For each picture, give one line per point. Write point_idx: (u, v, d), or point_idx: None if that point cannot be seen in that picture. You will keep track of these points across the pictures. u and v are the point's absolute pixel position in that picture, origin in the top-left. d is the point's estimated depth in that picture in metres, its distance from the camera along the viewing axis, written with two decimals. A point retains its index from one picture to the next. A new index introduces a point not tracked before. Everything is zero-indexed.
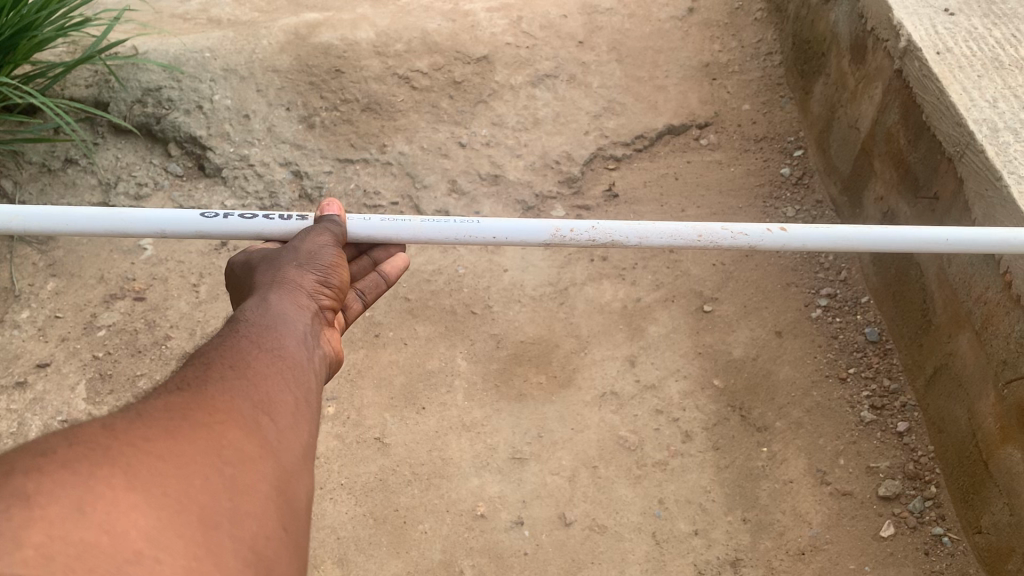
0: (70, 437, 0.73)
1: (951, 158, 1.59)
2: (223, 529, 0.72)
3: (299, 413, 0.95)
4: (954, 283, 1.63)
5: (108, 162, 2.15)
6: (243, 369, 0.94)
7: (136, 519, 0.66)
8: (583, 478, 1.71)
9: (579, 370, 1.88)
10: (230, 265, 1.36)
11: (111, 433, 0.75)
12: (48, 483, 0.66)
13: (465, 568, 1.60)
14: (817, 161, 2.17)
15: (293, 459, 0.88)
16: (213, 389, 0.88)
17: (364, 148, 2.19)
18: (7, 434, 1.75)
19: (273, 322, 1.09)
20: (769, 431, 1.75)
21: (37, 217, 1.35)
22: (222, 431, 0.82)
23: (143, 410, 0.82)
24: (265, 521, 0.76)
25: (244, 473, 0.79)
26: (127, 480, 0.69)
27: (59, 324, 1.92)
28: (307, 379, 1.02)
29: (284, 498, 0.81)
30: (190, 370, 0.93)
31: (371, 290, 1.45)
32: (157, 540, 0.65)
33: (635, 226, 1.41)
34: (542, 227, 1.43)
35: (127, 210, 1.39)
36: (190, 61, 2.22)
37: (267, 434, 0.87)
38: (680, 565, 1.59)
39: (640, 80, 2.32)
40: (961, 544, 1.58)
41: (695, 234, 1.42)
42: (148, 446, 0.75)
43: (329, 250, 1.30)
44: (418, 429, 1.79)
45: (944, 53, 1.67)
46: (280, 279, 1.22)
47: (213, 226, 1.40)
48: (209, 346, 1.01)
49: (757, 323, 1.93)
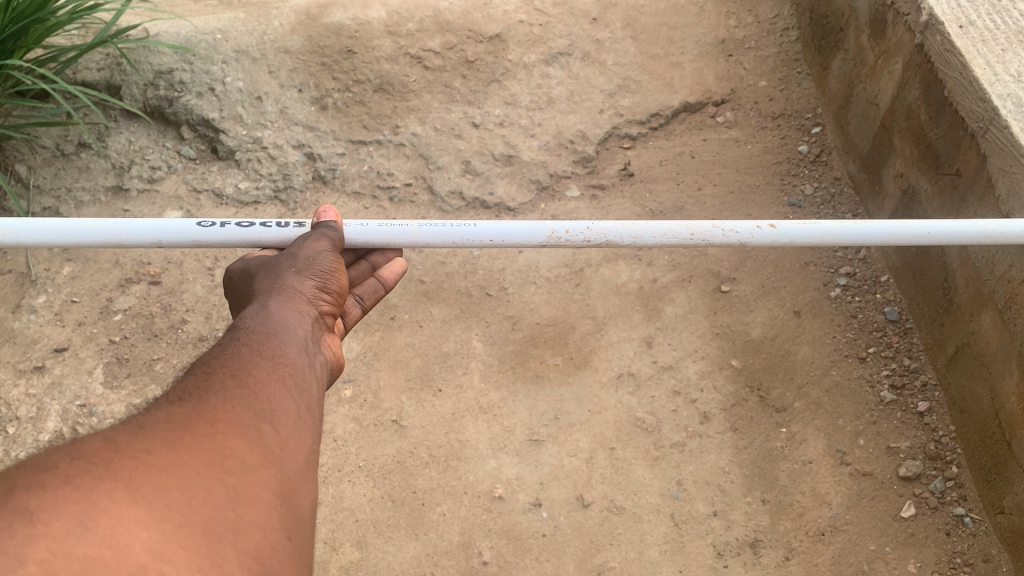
0: (71, 452, 0.73)
1: (974, 134, 1.56)
2: (227, 540, 0.71)
3: (301, 421, 0.94)
4: (977, 260, 1.60)
5: (121, 146, 2.15)
6: (244, 377, 0.94)
7: (140, 533, 0.65)
8: (601, 459, 1.70)
9: (595, 352, 1.86)
10: (228, 274, 1.35)
11: (113, 447, 0.75)
12: (50, 499, 0.65)
13: (483, 550, 1.60)
14: (835, 137, 2.14)
15: (296, 466, 0.87)
16: (214, 399, 0.88)
17: (377, 129, 2.17)
18: (26, 419, 1.76)
19: (274, 330, 1.09)
20: (788, 411, 1.73)
21: (31, 230, 1.34)
22: (224, 441, 0.81)
23: (144, 422, 0.81)
24: (270, 532, 0.76)
25: (248, 483, 0.79)
26: (130, 494, 0.69)
27: (76, 308, 1.93)
28: (309, 386, 1.01)
29: (287, 506, 0.81)
30: (191, 380, 0.92)
31: (369, 295, 1.44)
32: (161, 553, 0.65)
33: (629, 225, 1.42)
34: (536, 228, 1.43)
35: (121, 220, 1.38)
36: (201, 43, 2.20)
37: (270, 443, 0.86)
38: (699, 547, 1.58)
39: (655, 57, 2.29)
40: (984, 524, 1.56)
41: (688, 231, 1.43)
42: (149, 459, 0.74)
43: (327, 256, 1.29)
44: (434, 411, 1.79)
45: (967, 26, 1.63)
46: (279, 287, 1.21)
47: (209, 236, 1.40)
48: (209, 356, 1.00)
49: (776, 302, 1.90)
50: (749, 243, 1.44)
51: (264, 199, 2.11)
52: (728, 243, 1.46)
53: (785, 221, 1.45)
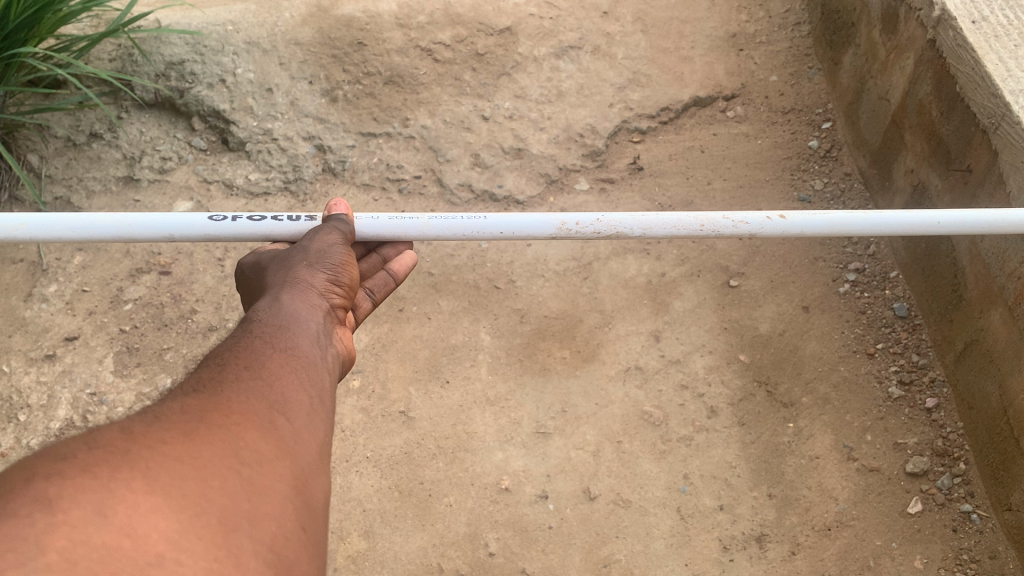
0: (88, 441, 0.74)
1: (986, 129, 1.55)
2: (242, 530, 0.72)
3: (315, 413, 0.95)
4: (987, 257, 1.60)
5: (132, 136, 2.16)
6: (258, 369, 0.95)
7: (157, 522, 0.66)
8: (608, 452, 1.70)
9: (603, 345, 1.86)
10: (239, 267, 1.37)
11: (129, 436, 0.76)
12: (70, 487, 0.66)
13: (490, 541, 1.61)
14: (846, 133, 2.13)
15: (310, 458, 0.88)
16: (228, 391, 0.88)
17: (387, 122, 2.18)
18: (36, 407, 1.77)
19: (287, 322, 1.09)
20: (795, 406, 1.73)
21: (43, 224, 1.35)
22: (239, 432, 0.82)
23: (159, 413, 0.82)
24: (284, 522, 0.77)
25: (261, 474, 0.79)
26: (146, 483, 0.70)
27: (86, 298, 1.94)
28: (321, 378, 1.02)
29: (301, 497, 0.81)
30: (205, 372, 0.93)
31: (380, 288, 1.45)
32: (178, 543, 0.66)
33: (639, 218, 1.42)
34: (547, 221, 1.43)
35: (132, 215, 1.39)
36: (212, 34, 2.21)
37: (284, 434, 0.87)
38: (705, 541, 1.59)
39: (666, 51, 2.29)
40: (990, 521, 1.56)
41: (698, 223, 1.43)
42: (166, 449, 0.75)
43: (338, 250, 1.30)
44: (442, 403, 1.79)
45: (979, 22, 1.61)
46: (291, 280, 1.21)
47: (221, 230, 1.40)
48: (223, 348, 1.01)
49: (785, 298, 1.90)
50: (759, 234, 1.44)
51: (274, 190, 2.12)
52: (739, 235, 1.47)
53: (796, 213, 1.45)
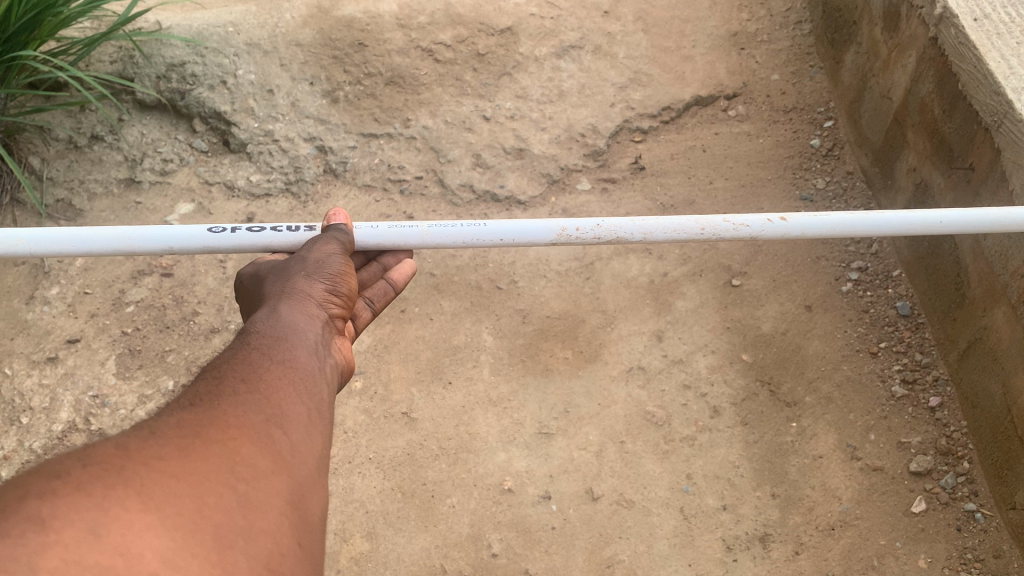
0: (83, 458, 0.74)
1: (989, 127, 1.55)
2: (238, 548, 0.72)
3: (312, 426, 0.94)
4: (990, 255, 1.59)
5: (134, 138, 2.16)
6: (255, 382, 0.94)
7: (151, 540, 0.66)
8: (610, 453, 1.70)
9: (605, 345, 1.86)
10: (239, 276, 1.37)
11: (125, 454, 0.75)
12: (63, 507, 0.66)
13: (492, 542, 1.60)
14: (848, 132, 2.13)
15: (307, 472, 0.87)
16: (225, 405, 0.88)
17: (388, 122, 2.18)
18: (38, 409, 1.77)
19: (285, 334, 1.09)
20: (799, 405, 1.73)
21: (43, 238, 1.35)
22: (235, 447, 0.82)
23: (156, 428, 0.82)
24: (280, 538, 0.76)
25: (257, 490, 0.79)
26: (141, 501, 0.69)
27: (88, 300, 1.94)
28: (319, 389, 1.02)
29: (297, 512, 0.81)
30: (201, 386, 0.93)
31: (379, 297, 1.44)
32: (172, 561, 0.65)
33: (640, 222, 1.41)
34: (546, 227, 1.42)
35: (132, 228, 1.39)
36: (213, 36, 2.21)
37: (281, 448, 0.86)
38: (708, 541, 1.58)
39: (666, 50, 2.29)
40: (995, 519, 1.56)
41: (699, 228, 1.43)
42: (161, 466, 0.75)
43: (336, 259, 1.30)
44: (444, 404, 1.79)
45: (982, 19, 1.61)
46: (289, 291, 1.21)
47: (221, 241, 1.40)
48: (220, 360, 1.01)
49: (787, 297, 1.89)
50: (759, 236, 1.44)
51: (275, 191, 2.11)
52: (740, 237, 1.46)
53: (795, 214, 1.44)
